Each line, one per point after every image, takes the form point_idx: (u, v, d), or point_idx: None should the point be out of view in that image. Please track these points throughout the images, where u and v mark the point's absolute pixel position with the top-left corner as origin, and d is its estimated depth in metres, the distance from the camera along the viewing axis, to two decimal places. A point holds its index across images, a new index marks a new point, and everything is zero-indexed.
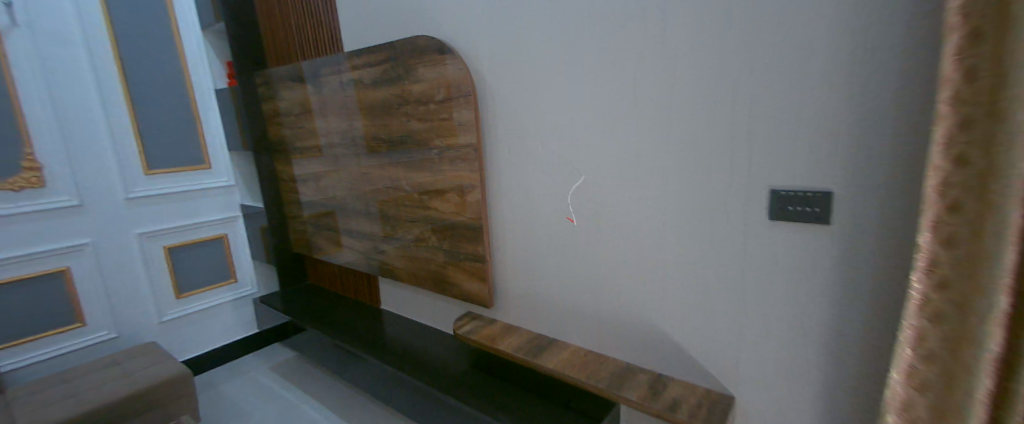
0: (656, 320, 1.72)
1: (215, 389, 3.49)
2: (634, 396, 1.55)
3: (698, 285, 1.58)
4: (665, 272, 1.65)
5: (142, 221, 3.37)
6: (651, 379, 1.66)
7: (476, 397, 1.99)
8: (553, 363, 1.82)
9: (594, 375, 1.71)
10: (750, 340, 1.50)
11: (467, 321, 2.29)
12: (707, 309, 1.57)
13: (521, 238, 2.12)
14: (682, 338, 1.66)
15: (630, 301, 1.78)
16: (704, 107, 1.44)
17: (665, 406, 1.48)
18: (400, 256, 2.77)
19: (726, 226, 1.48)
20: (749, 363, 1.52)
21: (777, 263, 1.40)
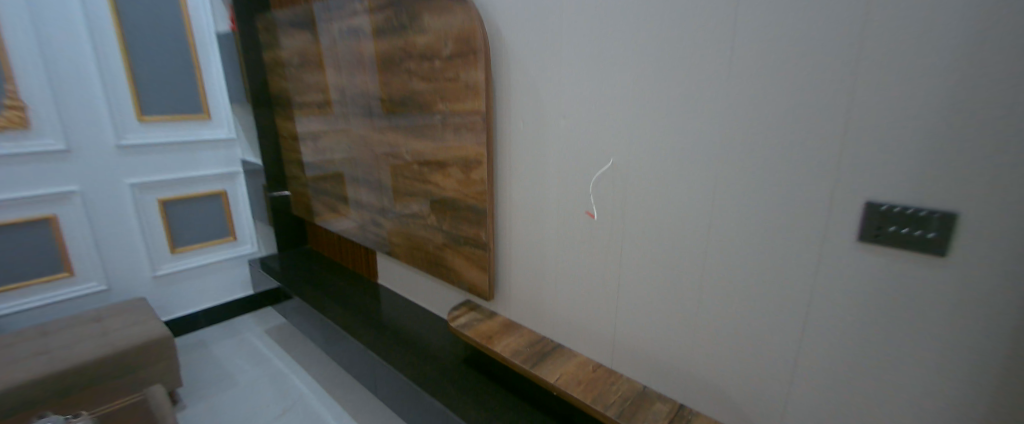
0: (685, 342, 1.42)
1: (204, 347, 3.37)
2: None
3: (746, 310, 1.27)
4: (704, 290, 1.34)
5: (134, 171, 3.13)
6: (671, 410, 1.35)
7: (463, 405, 1.73)
8: (555, 376, 1.51)
9: (605, 396, 1.39)
10: (806, 384, 1.20)
11: (464, 312, 2.02)
12: (753, 339, 1.27)
13: (531, 227, 1.82)
14: (716, 367, 1.37)
15: (655, 318, 1.48)
16: (795, 86, 1.07)
17: None
18: (397, 232, 2.50)
19: (796, 241, 1.15)
20: (799, 410, 1.22)
21: (865, 296, 1.07)
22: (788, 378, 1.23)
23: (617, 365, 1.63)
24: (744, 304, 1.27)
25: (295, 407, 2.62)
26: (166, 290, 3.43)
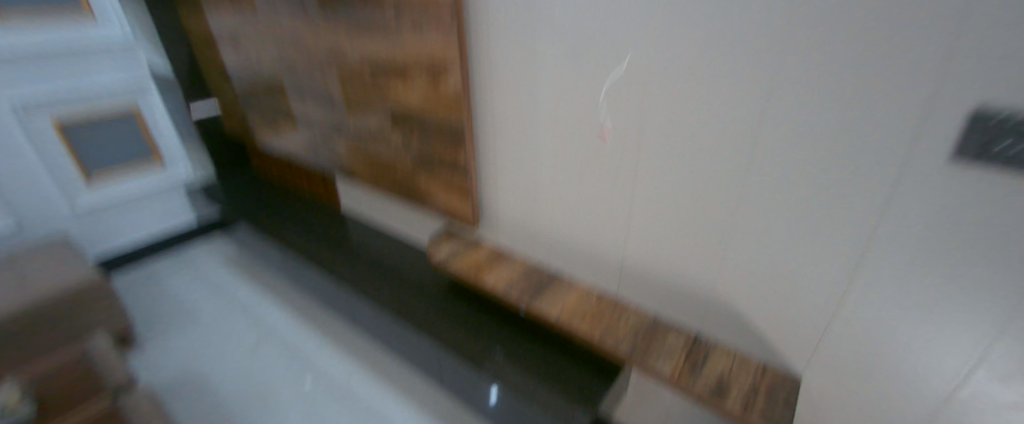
0: (705, 276, 1.18)
1: (153, 280, 2.90)
2: (666, 372, 1.02)
3: (789, 243, 1.00)
4: (739, 219, 1.06)
5: (8, 83, 2.40)
6: (685, 341, 1.12)
7: (440, 338, 1.43)
8: (557, 311, 1.24)
9: (610, 331, 1.15)
10: (854, 330, 0.97)
11: (446, 242, 1.73)
12: (789, 276, 1.03)
13: (521, 143, 1.46)
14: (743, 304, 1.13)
15: (676, 251, 1.21)
16: None
17: (709, 388, 0.97)
18: (359, 156, 2.11)
19: (875, 156, 0.82)
20: (834, 350, 1.01)
21: (952, 229, 0.78)
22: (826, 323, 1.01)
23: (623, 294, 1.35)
24: (784, 235, 1.00)
25: (270, 337, 2.26)
26: (93, 226, 2.93)
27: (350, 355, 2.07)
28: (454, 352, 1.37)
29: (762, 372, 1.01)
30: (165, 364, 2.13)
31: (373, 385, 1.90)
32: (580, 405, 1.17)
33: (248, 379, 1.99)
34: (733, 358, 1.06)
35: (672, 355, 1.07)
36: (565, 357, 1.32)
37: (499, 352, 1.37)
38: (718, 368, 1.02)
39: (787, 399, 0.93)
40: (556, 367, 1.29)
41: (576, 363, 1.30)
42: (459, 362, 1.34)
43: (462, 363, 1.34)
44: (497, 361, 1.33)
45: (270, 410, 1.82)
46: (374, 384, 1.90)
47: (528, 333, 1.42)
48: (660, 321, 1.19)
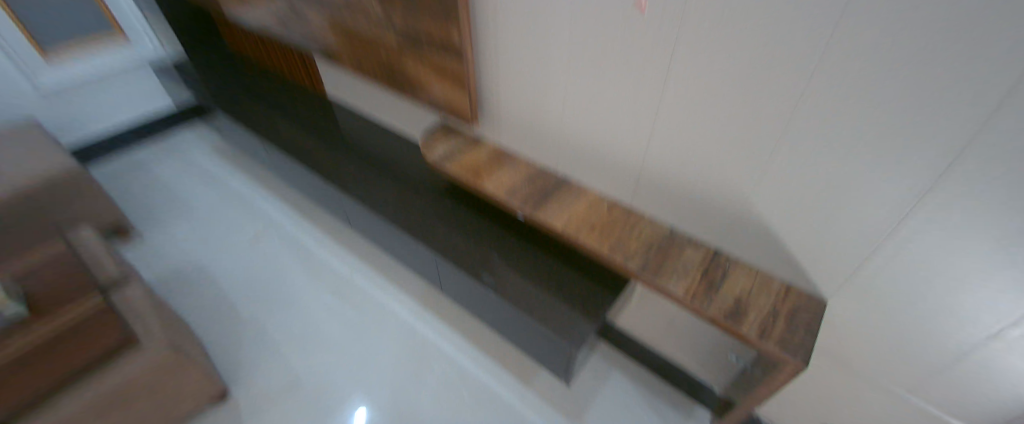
0: (742, 193, 0.94)
1: (142, 167, 2.74)
2: (679, 291, 0.93)
3: (870, 165, 0.73)
4: (816, 125, 0.76)
5: None
6: (702, 258, 1.01)
7: (434, 241, 1.35)
8: (565, 220, 1.11)
9: (620, 243, 1.04)
10: (915, 273, 0.78)
11: (441, 138, 1.49)
12: (843, 204, 0.80)
13: (526, 17, 1.07)
14: (784, 230, 0.92)
15: (716, 161, 0.94)
16: None
17: (723, 309, 0.89)
18: (338, 30, 1.74)
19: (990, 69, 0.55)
20: (862, 290, 0.86)
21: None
22: (858, 260, 0.84)
23: (640, 205, 1.16)
24: (865, 153, 0.73)
25: (268, 231, 2.20)
26: (65, 111, 2.63)
27: (353, 252, 2.03)
28: (450, 255, 1.30)
29: (785, 294, 0.93)
30: (163, 256, 2.12)
31: (377, 282, 1.90)
32: (581, 315, 1.14)
33: (250, 272, 1.99)
34: (755, 276, 0.97)
35: (684, 272, 0.97)
36: (568, 266, 1.25)
37: (497, 257, 1.29)
38: (735, 288, 0.94)
39: (809, 326, 0.86)
40: (557, 277, 1.23)
41: (578, 272, 1.23)
42: (453, 265, 1.27)
43: (458, 266, 1.27)
44: (496, 268, 1.26)
45: (276, 302, 1.84)
46: (377, 282, 1.90)
47: (527, 240, 1.33)
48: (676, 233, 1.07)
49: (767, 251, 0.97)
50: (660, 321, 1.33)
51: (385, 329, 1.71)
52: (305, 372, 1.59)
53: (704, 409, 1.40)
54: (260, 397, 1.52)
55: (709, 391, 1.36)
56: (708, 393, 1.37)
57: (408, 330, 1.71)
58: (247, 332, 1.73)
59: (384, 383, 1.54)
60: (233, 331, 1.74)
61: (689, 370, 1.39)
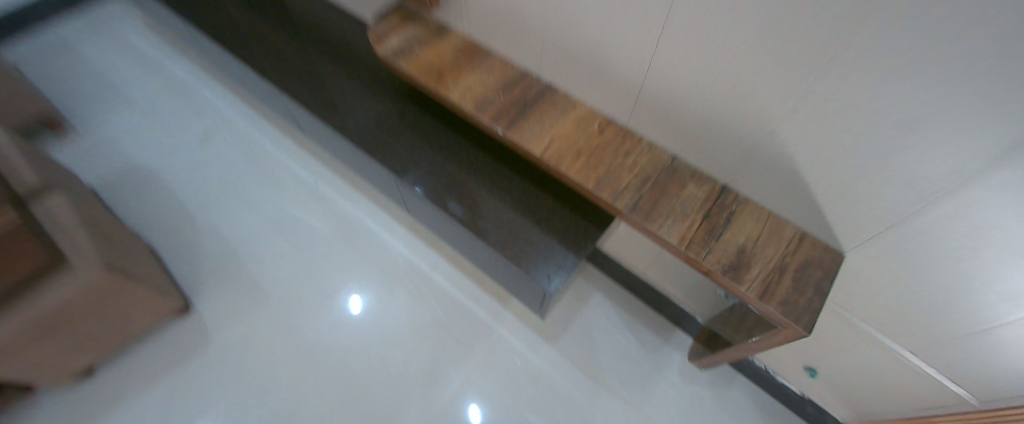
0: (772, 125, 0.71)
1: (64, 45, 2.31)
2: (674, 239, 0.77)
3: (976, 99, 0.51)
4: (919, 31, 0.50)
5: None
6: (705, 196, 0.83)
7: (393, 155, 1.13)
8: (546, 143, 0.90)
9: (609, 176, 0.85)
10: (966, 239, 0.62)
11: (394, 26, 1.15)
12: (903, 151, 0.60)
13: None
14: (814, 173, 0.72)
15: (747, 79, 0.69)
16: None
17: (724, 259, 0.75)
18: None
19: None
20: (895, 250, 0.72)
21: None
22: (902, 215, 0.67)
23: (637, 128, 0.93)
24: (988, 80, 0.49)
25: (220, 131, 1.93)
26: None
27: (314, 157, 1.80)
28: (411, 173, 1.10)
29: (795, 246, 0.79)
30: (100, 156, 1.87)
31: (343, 192, 1.71)
32: (561, 250, 1.00)
33: (204, 178, 1.79)
34: (764, 223, 0.81)
35: (683, 215, 0.80)
36: (548, 194, 1.08)
37: (466, 179, 1.10)
38: (740, 237, 0.79)
39: (819, 285, 0.74)
40: (534, 205, 1.06)
41: (559, 201, 1.07)
42: (414, 185, 1.08)
43: (420, 187, 1.08)
44: (465, 192, 1.08)
45: (235, 212, 1.68)
46: (343, 192, 1.71)
47: (501, 161, 1.13)
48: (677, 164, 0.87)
49: (785, 195, 0.79)
50: (649, 251, 1.20)
51: (352, 245, 1.59)
52: (269, 287, 1.50)
53: (684, 333, 1.34)
54: (226, 311, 1.45)
55: (691, 320, 1.29)
56: (691, 321, 1.29)
57: (378, 246, 1.58)
58: (206, 245, 1.60)
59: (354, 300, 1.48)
60: (191, 242, 1.61)
61: (673, 298, 1.30)
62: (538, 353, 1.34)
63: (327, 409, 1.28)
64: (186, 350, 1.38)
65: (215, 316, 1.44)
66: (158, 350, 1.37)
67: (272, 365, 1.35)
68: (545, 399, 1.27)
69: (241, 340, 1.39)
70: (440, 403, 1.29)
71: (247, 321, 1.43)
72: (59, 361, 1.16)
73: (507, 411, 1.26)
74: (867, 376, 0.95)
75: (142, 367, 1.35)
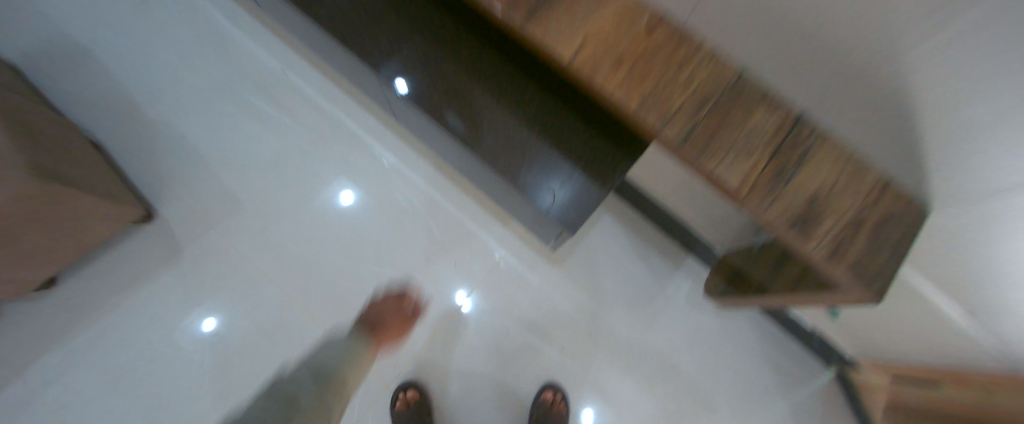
0: (908, 40, 0.50)
1: None
2: (733, 182, 0.62)
3: None
4: None
5: None
6: (777, 124, 0.65)
7: (363, 36, 0.80)
8: (580, 43, 0.65)
9: (660, 93, 0.64)
10: None
11: None
12: None
13: None
14: (931, 112, 0.56)
15: None
16: None
17: (791, 211, 0.62)
18: None
19: None
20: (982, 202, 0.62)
21: None
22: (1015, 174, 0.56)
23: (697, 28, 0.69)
24: None
25: None
26: None
27: (260, 21, 1.38)
28: (391, 67, 0.79)
29: (874, 199, 0.64)
30: None
31: (303, 72, 1.36)
32: (583, 184, 0.78)
33: (122, 44, 1.38)
34: (841, 166, 0.65)
35: (747, 152, 0.63)
36: (572, 111, 0.80)
37: (464, 81, 0.79)
38: (812, 184, 0.64)
39: (899, 246, 0.63)
40: (554, 126, 0.79)
41: (585, 122, 0.80)
42: (398, 83, 0.79)
43: (406, 89, 0.79)
44: (463, 100, 0.79)
45: (174, 97, 1.36)
46: (304, 73, 1.36)
47: (510, 58, 0.81)
48: (747, 78, 0.66)
49: (882, 131, 0.63)
50: (674, 179, 1.03)
51: (326, 146, 1.33)
52: (239, 193, 1.29)
53: (694, 259, 1.25)
54: (194, 218, 1.26)
55: (707, 247, 1.19)
56: (705, 248, 1.19)
57: (358, 147, 1.33)
58: (144, 140, 1.32)
59: (337, 211, 1.29)
60: (129, 132, 1.32)
61: (694, 226, 1.17)
62: (543, 275, 1.25)
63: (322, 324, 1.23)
64: (158, 258, 1.24)
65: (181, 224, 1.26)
66: (130, 257, 1.23)
67: (262, 278, 1.25)
68: (551, 320, 1.22)
69: (217, 250, 1.24)
70: (440, 321, 1.22)
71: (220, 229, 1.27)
72: (13, 282, 1.01)
73: (508, 330, 1.22)
74: (903, 325, 0.91)
75: (115, 273, 1.22)
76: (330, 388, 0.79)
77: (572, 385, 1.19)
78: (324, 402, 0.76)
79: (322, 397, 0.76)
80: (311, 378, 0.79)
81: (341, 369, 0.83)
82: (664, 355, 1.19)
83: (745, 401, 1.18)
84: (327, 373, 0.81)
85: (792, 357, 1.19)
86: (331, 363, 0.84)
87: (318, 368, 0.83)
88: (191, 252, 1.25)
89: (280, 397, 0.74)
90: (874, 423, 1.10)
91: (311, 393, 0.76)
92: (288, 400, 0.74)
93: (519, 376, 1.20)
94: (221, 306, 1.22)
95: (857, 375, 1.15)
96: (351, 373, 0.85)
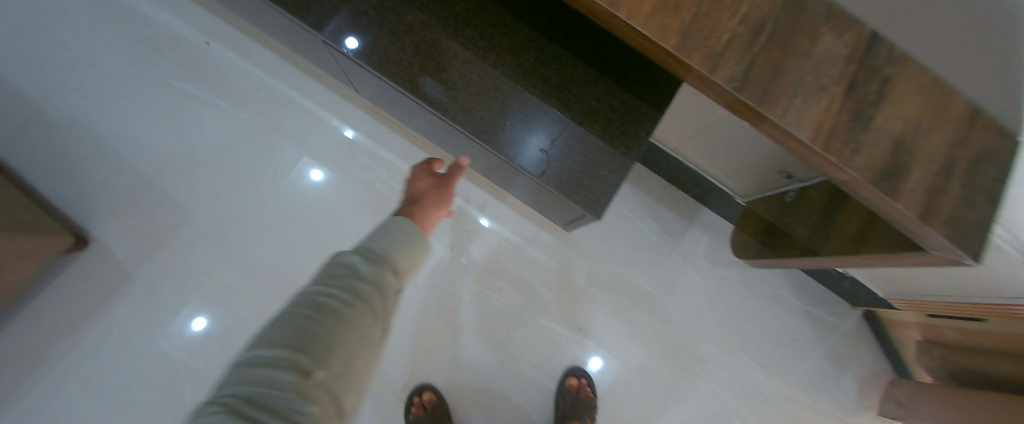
0: None
1: None
2: (805, 134, 0.48)
3: None
4: None
5: None
6: (854, 50, 0.49)
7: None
8: None
9: (705, 20, 0.47)
10: None
11: None
12: None
13: None
14: None
15: None
16: None
17: (878, 165, 0.48)
18: None
19: None
20: None
21: None
22: None
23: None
24: None
25: None
26: None
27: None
28: (335, 21, 0.59)
29: (966, 133, 0.48)
30: None
31: (205, 26, 1.02)
32: (602, 150, 0.60)
33: None
34: (925, 99, 0.48)
35: (817, 90, 0.48)
36: (579, 56, 0.60)
37: (435, 32, 0.60)
38: (893, 126, 0.48)
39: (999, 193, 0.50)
40: (559, 79, 0.60)
41: (594, 69, 0.61)
42: (347, 41, 0.59)
43: (358, 47, 0.58)
44: (437, 56, 0.59)
45: (26, 76, 0.98)
46: (204, 27, 1.02)
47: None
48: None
49: (992, 64, 0.46)
50: (695, 123, 0.85)
51: (256, 120, 1.01)
52: (155, 191, 0.97)
53: (709, 213, 1.11)
54: (110, 232, 0.95)
55: (726, 200, 1.04)
56: (724, 201, 1.05)
57: (294, 117, 1.02)
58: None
59: (290, 200, 0.99)
60: None
61: (708, 178, 1.01)
62: (548, 250, 1.09)
63: None
64: (70, 293, 0.93)
65: (92, 244, 0.94)
66: (28, 301, 0.91)
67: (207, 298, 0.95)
68: (563, 301, 1.08)
69: (127, 276, 0.94)
70: (442, 319, 1.05)
71: (137, 243, 0.95)
72: None
73: (518, 318, 1.07)
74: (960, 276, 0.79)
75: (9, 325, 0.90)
76: (392, 268, 0.51)
77: (596, 359, 1.07)
78: (388, 290, 0.50)
79: (385, 281, 0.50)
80: (366, 254, 0.51)
81: (403, 238, 0.54)
82: (689, 320, 1.10)
83: (779, 357, 1.09)
84: (384, 248, 0.52)
85: (820, 304, 1.11)
86: (390, 236, 0.53)
87: (368, 244, 0.53)
88: (102, 282, 0.93)
89: (334, 280, 0.48)
90: (905, 355, 1.07)
91: (370, 276, 0.49)
92: (345, 285, 0.48)
93: (539, 367, 1.06)
94: (163, 340, 0.92)
95: (886, 315, 1.08)
96: (418, 247, 0.55)
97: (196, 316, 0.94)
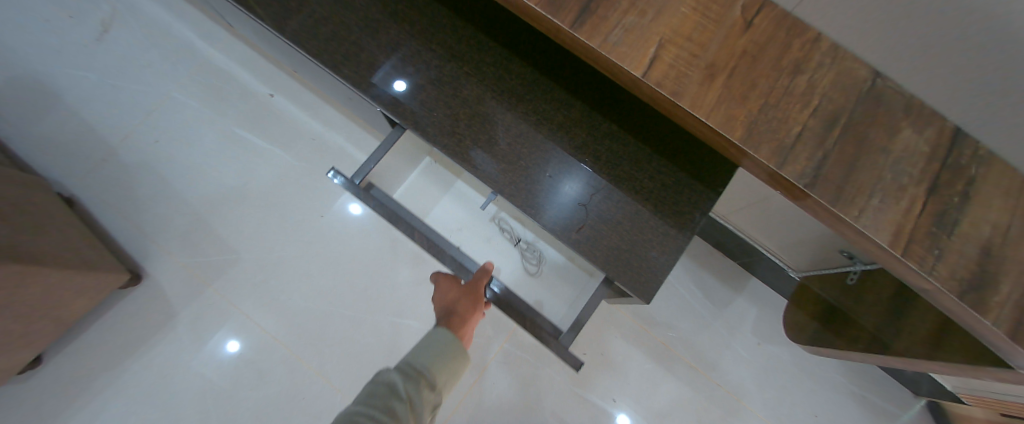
0: None
1: None
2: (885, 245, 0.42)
3: None
4: None
5: None
6: (957, 149, 0.42)
7: (356, 53, 0.64)
8: (654, 48, 0.44)
9: (772, 112, 0.43)
10: None
11: None
12: None
13: None
14: None
15: None
16: None
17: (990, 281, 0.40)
18: None
19: None
20: None
21: None
22: None
23: (805, 16, 0.43)
24: None
25: None
26: None
27: (209, 15, 1.09)
28: (393, 72, 0.63)
29: None
30: None
31: (270, 79, 1.09)
32: (654, 231, 0.59)
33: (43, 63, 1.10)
34: (1015, 202, 0.40)
35: (897, 190, 0.41)
36: (633, 133, 0.60)
37: (490, 105, 0.62)
38: (981, 231, 0.39)
39: None
40: (610, 157, 0.60)
41: (648, 146, 0.60)
42: (400, 86, 0.62)
43: (412, 91, 0.62)
44: (489, 130, 0.61)
45: (109, 119, 1.05)
46: (270, 78, 1.09)
47: (547, 67, 0.62)
48: (894, 85, 0.43)
49: None
50: (748, 198, 0.82)
51: (307, 168, 1.04)
52: (209, 230, 1.01)
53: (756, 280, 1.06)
54: (161, 269, 0.98)
55: (775, 270, 0.99)
56: (773, 271, 1.00)
57: (342, 161, 1.05)
58: (73, 177, 1.02)
59: (333, 244, 1.01)
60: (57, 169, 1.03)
61: (758, 247, 0.96)
62: None
63: (335, 390, 0.93)
64: (115, 326, 0.95)
65: (145, 279, 0.97)
66: (76, 332, 0.94)
67: (243, 335, 0.95)
68: (596, 368, 1.03)
69: (172, 309, 0.96)
70: (472, 376, 1.02)
71: (186, 283, 0.98)
72: None
73: (548, 380, 1.02)
74: None
75: (56, 356, 0.92)
76: (428, 385, 0.51)
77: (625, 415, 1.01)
78: (424, 409, 0.49)
79: (420, 398, 0.49)
80: (406, 371, 0.51)
81: (440, 353, 0.54)
82: (730, 399, 1.02)
83: None
84: (423, 363, 0.53)
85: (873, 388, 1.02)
86: (428, 351, 0.54)
87: (406, 361, 0.53)
88: (149, 317, 0.96)
89: (373, 397, 0.47)
90: None
91: (408, 394, 0.48)
92: (383, 403, 0.46)
93: None
94: (205, 369, 0.93)
95: (951, 407, 0.96)
96: (454, 361, 0.55)
97: (231, 341, 0.95)
